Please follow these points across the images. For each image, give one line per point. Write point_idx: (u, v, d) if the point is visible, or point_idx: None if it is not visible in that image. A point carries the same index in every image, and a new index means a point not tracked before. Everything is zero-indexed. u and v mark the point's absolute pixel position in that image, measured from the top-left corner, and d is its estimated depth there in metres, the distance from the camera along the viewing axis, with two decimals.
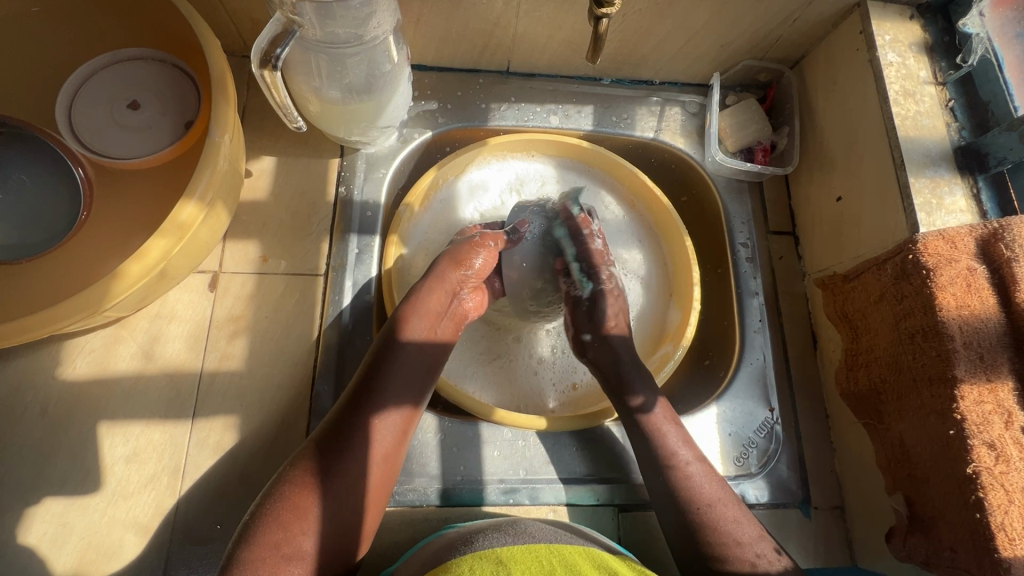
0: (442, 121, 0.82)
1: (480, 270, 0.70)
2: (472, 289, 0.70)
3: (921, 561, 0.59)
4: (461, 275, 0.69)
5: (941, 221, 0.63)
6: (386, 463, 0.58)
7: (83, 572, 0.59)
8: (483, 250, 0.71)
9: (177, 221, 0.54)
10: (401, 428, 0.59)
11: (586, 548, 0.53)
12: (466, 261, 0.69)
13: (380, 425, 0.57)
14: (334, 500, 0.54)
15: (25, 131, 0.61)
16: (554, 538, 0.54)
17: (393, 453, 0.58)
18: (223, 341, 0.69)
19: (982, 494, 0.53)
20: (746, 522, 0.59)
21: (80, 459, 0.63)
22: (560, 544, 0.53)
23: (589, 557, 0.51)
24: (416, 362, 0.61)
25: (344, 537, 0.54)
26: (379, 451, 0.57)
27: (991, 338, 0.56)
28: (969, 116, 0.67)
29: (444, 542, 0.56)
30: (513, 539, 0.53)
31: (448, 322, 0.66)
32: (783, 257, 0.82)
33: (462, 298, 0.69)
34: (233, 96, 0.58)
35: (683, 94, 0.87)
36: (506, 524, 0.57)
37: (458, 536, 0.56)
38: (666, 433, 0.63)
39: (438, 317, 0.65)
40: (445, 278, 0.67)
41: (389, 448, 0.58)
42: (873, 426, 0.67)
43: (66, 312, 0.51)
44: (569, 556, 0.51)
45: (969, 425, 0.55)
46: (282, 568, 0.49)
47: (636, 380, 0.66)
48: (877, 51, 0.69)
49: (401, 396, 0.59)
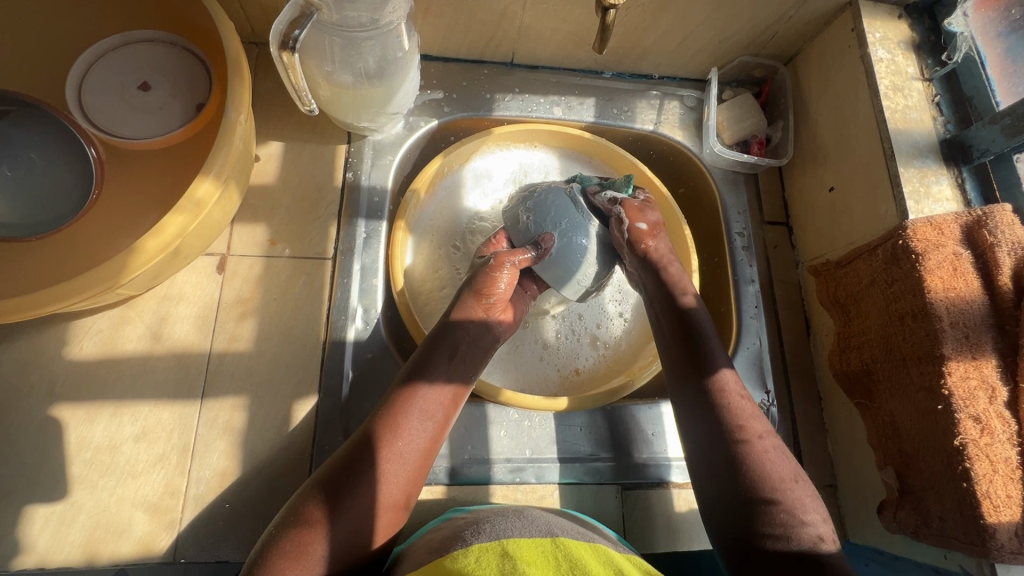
0: (447, 111, 0.84)
1: (504, 294, 0.69)
2: (501, 313, 0.69)
3: (911, 532, 0.61)
4: (486, 304, 0.68)
5: (929, 209, 0.66)
6: (425, 438, 0.60)
7: (91, 550, 0.59)
8: (502, 273, 0.68)
9: (194, 199, 0.54)
10: (427, 442, 0.60)
11: (593, 545, 0.54)
12: (488, 290, 0.68)
13: (409, 437, 0.59)
14: (361, 503, 0.54)
15: (39, 108, 0.61)
16: (561, 532, 0.55)
17: (417, 467, 0.59)
18: (232, 322, 0.69)
19: (969, 464, 0.56)
20: (811, 503, 0.57)
21: (88, 438, 0.63)
22: (567, 539, 0.54)
23: (596, 553, 0.52)
24: (465, 341, 0.66)
25: (369, 532, 0.55)
26: (405, 461, 0.58)
27: (976, 318, 0.60)
28: (953, 111, 0.71)
29: (451, 527, 0.58)
30: (519, 530, 0.53)
31: (469, 349, 0.66)
32: (778, 247, 0.85)
33: (491, 326, 0.68)
34: (248, 78, 0.59)
35: (681, 88, 0.90)
36: (512, 512, 0.59)
37: (466, 523, 0.58)
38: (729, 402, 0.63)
39: (464, 349, 0.66)
40: (470, 312, 0.67)
41: (415, 459, 0.59)
42: (864, 405, 0.69)
43: (79, 288, 0.52)
44: (575, 552, 0.52)
45: (957, 399, 0.58)
46: (303, 528, 0.52)
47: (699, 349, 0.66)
48: (868, 48, 0.72)
49: (427, 411, 0.61)
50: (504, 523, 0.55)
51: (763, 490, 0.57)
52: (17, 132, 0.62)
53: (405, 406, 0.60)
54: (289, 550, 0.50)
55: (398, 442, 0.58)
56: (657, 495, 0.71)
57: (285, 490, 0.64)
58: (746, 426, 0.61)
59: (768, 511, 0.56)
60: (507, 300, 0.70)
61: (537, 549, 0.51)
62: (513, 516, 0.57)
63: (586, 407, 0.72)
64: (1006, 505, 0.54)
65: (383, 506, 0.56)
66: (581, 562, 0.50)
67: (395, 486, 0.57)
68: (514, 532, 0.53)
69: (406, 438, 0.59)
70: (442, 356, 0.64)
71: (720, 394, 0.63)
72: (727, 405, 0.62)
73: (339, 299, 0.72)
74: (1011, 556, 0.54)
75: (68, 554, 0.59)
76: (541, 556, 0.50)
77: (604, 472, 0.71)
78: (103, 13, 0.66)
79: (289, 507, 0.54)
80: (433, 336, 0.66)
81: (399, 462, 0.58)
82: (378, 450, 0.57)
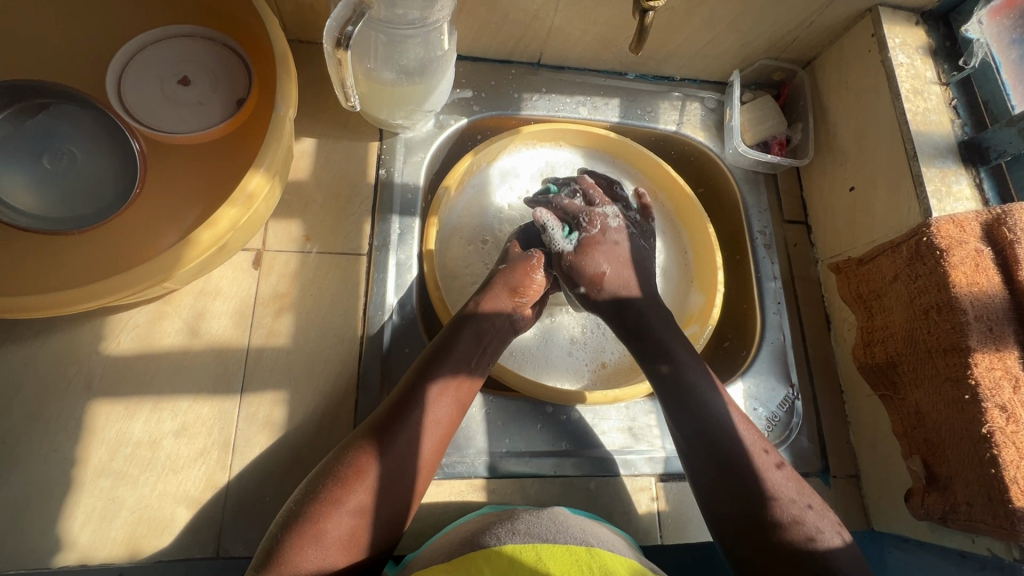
0: (476, 109, 0.85)
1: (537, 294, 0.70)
2: (529, 309, 0.71)
3: (938, 518, 0.64)
4: (517, 302, 0.69)
5: (951, 207, 0.69)
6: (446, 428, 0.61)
7: (134, 545, 0.59)
8: (539, 275, 0.70)
9: (246, 192, 0.55)
10: (450, 424, 0.61)
11: (628, 560, 0.53)
12: (523, 288, 0.69)
13: (432, 418, 0.60)
14: (391, 483, 0.55)
15: (92, 103, 0.61)
16: (595, 541, 0.54)
17: (438, 448, 0.60)
18: (269, 317, 0.69)
19: (997, 451, 0.58)
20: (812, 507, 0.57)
21: (128, 433, 0.62)
22: (600, 548, 0.53)
23: (630, 567, 0.51)
24: (487, 334, 0.66)
25: (400, 515, 0.56)
26: (429, 444, 0.59)
27: (997, 311, 0.63)
28: (970, 114, 0.74)
29: (481, 523, 0.58)
30: (553, 535, 0.53)
31: (493, 339, 0.67)
32: (798, 245, 0.87)
33: (516, 320, 0.70)
34: (295, 73, 0.59)
35: (702, 90, 0.92)
36: (547, 512, 0.59)
37: (497, 520, 0.58)
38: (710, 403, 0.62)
39: (489, 340, 0.66)
40: (500, 304, 0.68)
41: (438, 439, 0.60)
42: (888, 397, 0.72)
43: (130, 281, 0.52)
44: (609, 563, 0.50)
45: (983, 389, 0.60)
46: (339, 517, 0.52)
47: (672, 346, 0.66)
48: (888, 53, 0.75)
49: (449, 394, 0.61)
50: (538, 527, 0.54)
51: (777, 491, 0.58)
52: (62, 126, 0.62)
53: (431, 386, 0.61)
54: (319, 523, 0.51)
55: (422, 432, 0.59)
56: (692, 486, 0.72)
57: None
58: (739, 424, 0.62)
59: (783, 511, 0.56)
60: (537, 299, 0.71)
61: (571, 553, 0.51)
62: (547, 518, 0.57)
63: (623, 400, 0.73)
64: None
65: (414, 488, 0.58)
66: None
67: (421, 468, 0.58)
68: (547, 535, 0.53)
69: (429, 421, 0.59)
70: (469, 337, 0.65)
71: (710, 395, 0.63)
72: (718, 404, 0.62)
73: (376, 294, 0.72)
74: None
75: (110, 550, 0.59)
76: (574, 561, 0.50)
77: (638, 466, 0.72)
78: (144, 8, 0.66)
79: (311, 483, 0.55)
80: (458, 319, 0.66)
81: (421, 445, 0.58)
82: (409, 432, 0.58)
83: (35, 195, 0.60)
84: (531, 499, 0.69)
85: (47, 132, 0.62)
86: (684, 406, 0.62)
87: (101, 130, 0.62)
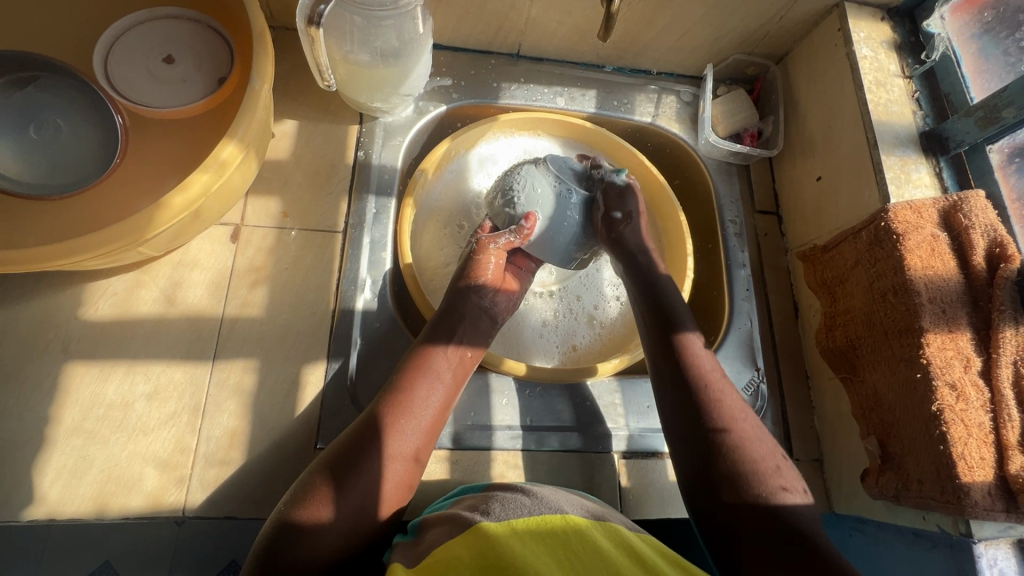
0: (455, 97, 0.87)
1: (496, 273, 0.73)
2: (497, 293, 0.72)
3: (892, 497, 0.65)
4: (477, 281, 0.71)
5: (909, 194, 0.71)
6: (427, 396, 0.61)
7: (101, 502, 0.61)
8: (489, 255, 0.72)
9: (219, 159, 0.58)
10: (437, 412, 0.62)
11: (605, 522, 0.52)
12: (478, 271, 0.72)
13: (409, 387, 0.61)
14: (375, 464, 0.55)
15: (77, 77, 0.64)
16: (571, 508, 0.53)
17: (425, 436, 0.60)
18: (244, 289, 0.71)
19: (946, 428, 0.59)
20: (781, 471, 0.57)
21: (102, 395, 0.64)
22: (576, 514, 0.51)
23: (605, 527, 0.50)
24: (471, 309, 0.69)
25: (372, 481, 0.55)
26: (413, 429, 0.59)
27: (952, 294, 0.64)
28: (932, 106, 0.75)
29: (461, 505, 0.56)
30: (533, 509, 0.51)
31: (470, 333, 0.68)
32: (768, 234, 0.89)
33: (490, 306, 0.71)
34: (272, 51, 0.62)
35: (678, 84, 0.95)
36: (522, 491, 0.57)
37: (475, 501, 0.56)
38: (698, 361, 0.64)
39: (462, 331, 0.67)
40: (467, 291, 0.70)
41: (424, 426, 0.60)
42: (848, 379, 0.73)
43: (107, 240, 0.54)
44: (585, 527, 0.49)
45: (934, 368, 0.61)
46: (308, 474, 0.54)
47: (683, 313, 0.68)
48: (853, 46, 0.77)
49: (435, 385, 0.63)
50: (515, 502, 0.52)
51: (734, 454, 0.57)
52: (48, 98, 0.65)
53: (415, 373, 0.63)
54: (310, 499, 0.52)
55: (397, 398, 0.60)
56: (653, 464, 0.73)
57: (293, 449, 0.66)
58: (716, 388, 0.62)
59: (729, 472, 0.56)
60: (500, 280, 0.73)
61: (550, 525, 0.48)
62: (525, 495, 0.55)
63: (587, 379, 0.75)
64: (980, 466, 0.58)
65: (387, 450, 0.57)
66: (598, 541, 0.48)
67: (402, 450, 0.58)
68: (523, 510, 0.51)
69: (414, 410, 0.60)
70: (449, 330, 0.67)
71: (693, 361, 0.64)
72: (698, 375, 0.63)
73: (349, 270, 0.74)
74: (984, 513, 0.57)
75: (79, 506, 0.60)
76: (555, 535, 0.47)
77: (601, 442, 0.73)
78: None
79: (312, 468, 0.56)
80: (439, 315, 0.68)
81: (406, 430, 0.59)
82: (391, 415, 0.59)
83: (21, 164, 0.63)
84: (494, 472, 0.70)
85: (34, 104, 0.65)
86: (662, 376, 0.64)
87: (85, 102, 0.65)
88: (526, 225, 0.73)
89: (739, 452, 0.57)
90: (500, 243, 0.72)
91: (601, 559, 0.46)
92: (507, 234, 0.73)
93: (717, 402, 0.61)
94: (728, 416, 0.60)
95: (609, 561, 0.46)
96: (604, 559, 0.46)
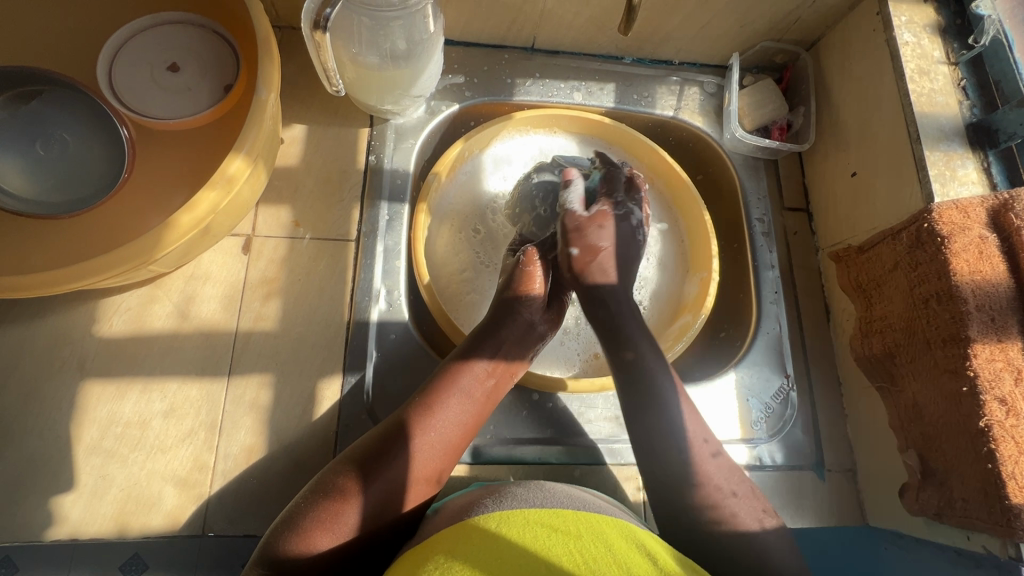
0: (468, 95, 0.84)
1: (543, 289, 0.69)
2: (543, 312, 0.69)
3: (933, 513, 0.62)
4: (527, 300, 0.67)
5: (955, 191, 0.65)
6: (464, 421, 0.60)
7: (123, 521, 0.61)
8: (535, 268, 0.69)
9: (226, 175, 0.56)
10: (462, 432, 0.60)
11: (615, 519, 0.50)
12: (526, 288, 0.68)
13: (448, 410, 0.59)
14: (395, 485, 0.54)
15: (80, 90, 0.62)
16: (582, 506, 0.51)
17: (449, 455, 0.59)
18: (258, 302, 0.70)
19: (994, 445, 0.56)
20: (742, 510, 0.57)
21: (119, 413, 0.64)
22: (588, 512, 0.50)
23: (617, 526, 0.48)
24: (517, 326, 0.66)
25: (399, 505, 0.54)
26: (435, 447, 0.57)
27: (1002, 300, 0.59)
28: (979, 95, 0.70)
29: (469, 496, 0.55)
30: (541, 501, 0.50)
31: (514, 346, 0.65)
32: (798, 233, 0.85)
33: (536, 327, 0.68)
34: (277, 56, 0.59)
35: (701, 74, 0.90)
36: (533, 485, 0.55)
37: (486, 493, 0.55)
38: (665, 385, 0.63)
39: (506, 349, 0.65)
40: (512, 309, 0.67)
41: (449, 443, 0.58)
42: (885, 388, 0.70)
43: (112, 264, 0.53)
44: (597, 524, 0.48)
45: (982, 381, 0.57)
46: (332, 503, 0.51)
47: (635, 335, 0.66)
48: (893, 31, 0.72)
49: (465, 404, 0.60)
50: (526, 495, 0.51)
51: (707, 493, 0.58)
52: (53, 112, 0.63)
53: (449, 391, 0.60)
54: (322, 517, 0.51)
55: (431, 420, 0.58)
56: None
57: (310, 466, 0.65)
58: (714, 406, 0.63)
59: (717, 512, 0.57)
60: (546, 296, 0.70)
61: (557, 516, 0.47)
62: (535, 488, 0.54)
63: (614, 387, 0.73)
64: None
65: (419, 479, 0.56)
66: (605, 536, 0.46)
67: (423, 470, 0.56)
68: (535, 501, 0.50)
69: (436, 428, 0.58)
70: (491, 344, 0.64)
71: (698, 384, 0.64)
72: (666, 403, 0.62)
73: (362, 280, 0.72)
74: None
75: (100, 526, 0.61)
76: (561, 524, 0.46)
77: (624, 454, 0.71)
78: None
79: (329, 482, 0.53)
80: (483, 327, 0.66)
81: (426, 445, 0.57)
82: (417, 432, 0.57)
83: (30, 181, 0.62)
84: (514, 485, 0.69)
85: (40, 118, 0.63)
86: (631, 409, 0.63)
87: (89, 116, 0.63)
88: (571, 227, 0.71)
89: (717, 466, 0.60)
90: (549, 252, 0.69)
91: (608, 556, 0.44)
92: (557, 239, 0.70)
93: (683, 435, 0.60)
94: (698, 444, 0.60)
95: (618, 561, 0.43)
96: (610, 553, 0.44)
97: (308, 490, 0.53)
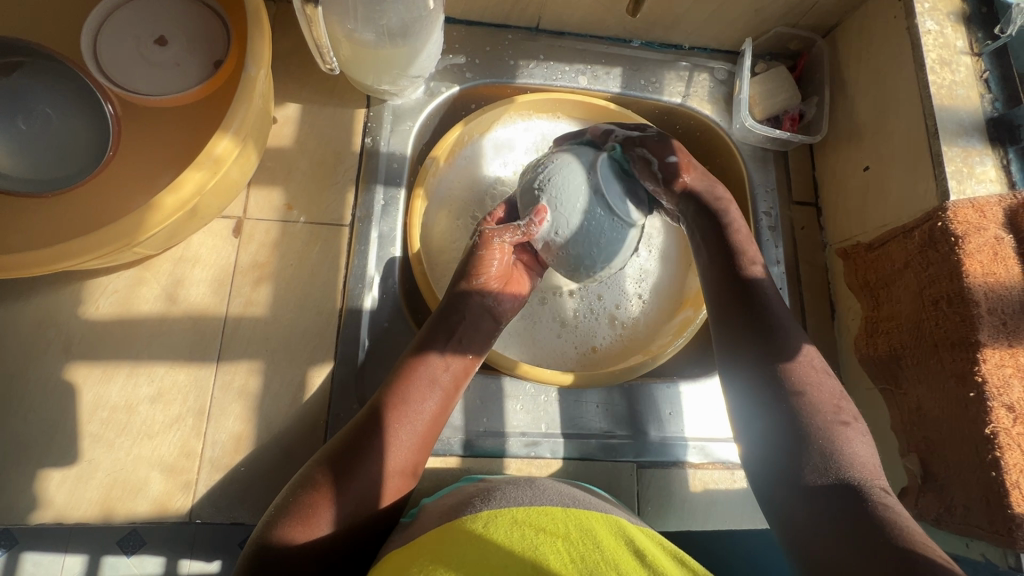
0: (469, 76, 0.81)
1: (497, 272, 0.66)
2: (498, 293, 0.66)
3: (932, 519, 0.61)
4: (477, 283, 0.65)
5: (971, 190, 0.62)
6: (427, 412, 0.58)
7: (108, 507, 0.60)
8: (493, 254, 0.65)
9: (212, 156, 0.54)
10: (428, 417, 0.58)
11: (603, 514, 0.49)
12: (479, 269, 0.65)
13: (411, 406, 0.57)
14: (368, 482, 0.52)
15: (67, 66, 0.60)
16: (570, 501, 0.50)
17: (419, 444, 0.57)
18: (248, 287, 0.68)
19: (1000, 454, 0.55)
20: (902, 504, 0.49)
21: (105, 397, 0.63)
22: (576, 508, 0.49)
23: (607, 522, 0.48)
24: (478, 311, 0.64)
25: (373, 501, 0.53)
26: (401, 440, 0.56)
27: (1014, 304, 0.57)
28: (1002, 88, 0.66)
29: (461, 494, 0.53)
30: (530, 498, 0.49)
31: (469, 334, 0.63)
32: (805, 228, 0.82)
33: (491, 305, 0.65)
34: (269, 31, 0.57)
35: (712, 60, 0.87)
36: (524, 481, 0.54)
37: (477, 490, 0.53)
38: (812, 376, 0.55)
39: (462, 331, 0.62)
40: (465, 295, 0.64)
41: (416, 434, 0.57)
42: (889, 391, 0.68)
43: (95, 245, 0.51)
44: (586, 522, 0.47)
45: (990, 387, 0.56)
46: (308, 506, 0.50)
47: (791, 325, 0.58)
48: (915, 19, 0.69)
49: (428, 390, 0.59)
50: (512, 493, 0.50)
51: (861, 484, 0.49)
52: (34, 86, 0.61)
53: (410, 382, 0.58)
54: (303, 514, 0.49)
55: (393, 414, 0.56)
56: (671, 474, 0.70)
57: (297, 456, 0.64)
58: (830, 406, 0.53)
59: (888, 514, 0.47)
60: (504, 279, 0.66)
61: (544, 514, 0.46)
62: (523, 485, 0.53)
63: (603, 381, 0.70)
64: None
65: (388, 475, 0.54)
66: (594, 534, 0.45)
67: (399, 465, 0.55)
68: (524, 499, 0.49)
69: (399, 415, 0.56)
70: (453, 331, 0.62)
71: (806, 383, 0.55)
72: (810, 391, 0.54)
73: (356, 266, 0.70)
74: None
75: (85, 511, 0.60)
76: (549, 523, 0.46)
77: (620, 449, 0.70)
78: None
79: (302, 480, 0.52)
80: (440, 310, 0.64)
81: (393, 432, 0.55)
82: (386, 424, 0.55)
83: (14, 157, 0.60)
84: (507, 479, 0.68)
85: (21, 92, 0.61)
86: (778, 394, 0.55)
87: (73, 91, 0.61)
88: (534, 220, 0.64)
89: (847, 466, 0.50)
90: (505, 237, 0.65)
91: (597, 554, 0.43)
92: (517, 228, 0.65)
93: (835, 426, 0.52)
94: (848, 422, 0.53)
95: (609, 559, 0.43)
96: (599, 552, 0.43)
97: (283, 494, 0.52)
